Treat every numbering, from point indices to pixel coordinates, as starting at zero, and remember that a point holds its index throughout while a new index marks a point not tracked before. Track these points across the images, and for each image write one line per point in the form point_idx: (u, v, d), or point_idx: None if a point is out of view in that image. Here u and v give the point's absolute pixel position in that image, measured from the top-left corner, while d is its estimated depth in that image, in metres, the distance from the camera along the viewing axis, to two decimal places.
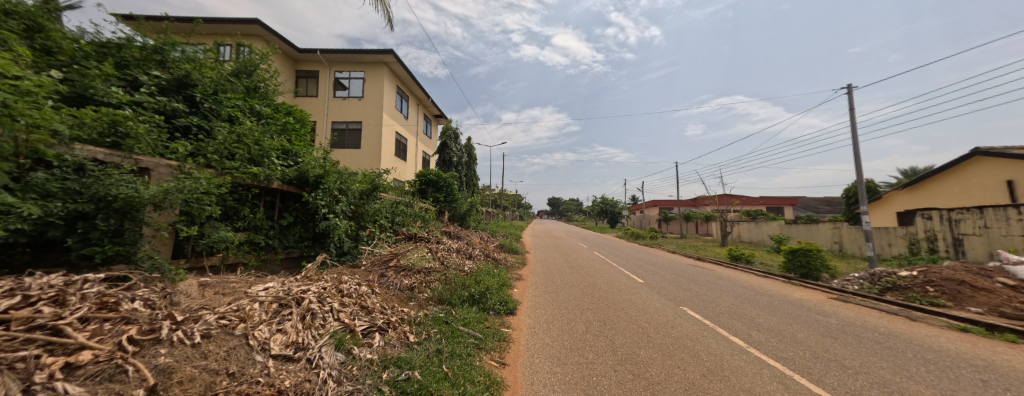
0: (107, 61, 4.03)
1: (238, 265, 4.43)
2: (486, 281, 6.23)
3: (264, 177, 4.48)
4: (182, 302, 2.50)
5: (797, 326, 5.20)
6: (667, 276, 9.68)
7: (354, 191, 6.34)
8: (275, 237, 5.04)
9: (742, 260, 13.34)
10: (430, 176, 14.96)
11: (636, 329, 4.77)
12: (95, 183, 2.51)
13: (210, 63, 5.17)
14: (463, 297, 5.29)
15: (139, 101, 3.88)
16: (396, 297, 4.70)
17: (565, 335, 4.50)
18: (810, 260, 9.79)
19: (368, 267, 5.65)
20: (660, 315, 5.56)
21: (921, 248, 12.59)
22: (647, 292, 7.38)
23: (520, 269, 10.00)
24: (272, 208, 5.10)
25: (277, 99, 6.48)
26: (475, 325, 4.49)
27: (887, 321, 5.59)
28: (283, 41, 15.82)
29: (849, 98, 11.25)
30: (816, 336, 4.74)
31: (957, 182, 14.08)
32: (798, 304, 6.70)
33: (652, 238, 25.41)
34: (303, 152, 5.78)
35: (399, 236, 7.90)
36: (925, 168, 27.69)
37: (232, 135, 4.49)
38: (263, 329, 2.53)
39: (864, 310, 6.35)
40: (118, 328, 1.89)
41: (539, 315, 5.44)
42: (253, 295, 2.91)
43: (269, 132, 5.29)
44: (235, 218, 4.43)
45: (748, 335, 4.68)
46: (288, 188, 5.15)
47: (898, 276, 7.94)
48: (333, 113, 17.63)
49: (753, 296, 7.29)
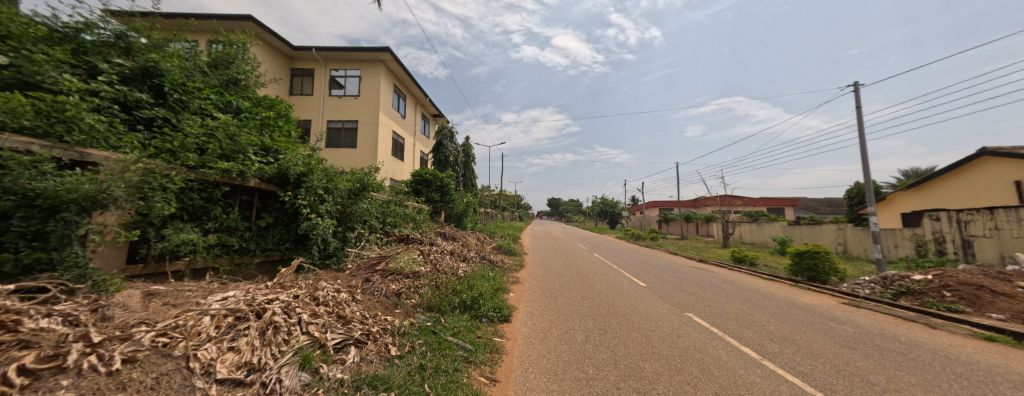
0: (61, 47, 3.66)
1: (207, 271, 4.06)
2: (480, 285, 5.87)
3: (236, 174, 4.17)
4: (114, 318, 2.17)
5: (811, 335, 4.85)
6: (670, 279, 9.32)
7: (339, 190, 6.00)
8: (252, 239, 4.70)
9: (746, 262, 12.99)
10: (425, 176, 14.58)
11: (639, 339, 4.42)
12: (12, 178, 2.16)
13: (182, 52, 4.84)
14: (454, 304, 4.94)
15: (95, 89, 3.54)
16: (379, 305, 4.34)
17: (562, 345, 4.15)
18: (817, 262, 9.47)
19: (353, 272, 5.28)
20: (664, 322, 5.22)
21: (929, 250, 12.28)
22: (650, 297, 7.03)
23: (517, 272, 9.67)
24: (249, 208, 4.78)
25: (258, 93, 6.14)
26: (465, 335, 4.12)
27: (906, 329, 5.25)
28: (275, 38, 15.43)
29: (857, 96, 10.93)
30: (832, 347, 4.38)
31: (963, 182, 13.73)
32: (809, 310, 6.34)
33: (653, 238, 25.05)
34: (285, 148, 5.43)
35: (390, 238, 7.54)
36: (927, 168, 27.37)
37: (202, 127, 4.16)
38: (211, 348, 2.18)
39: (879, 316, 6.00)
40: (10, 354, 1.56)
41: (535, 322, 5.09)
42: (204, 307, 2.54)
43: (246, 127, 4.95)
44: (205, 219, 4.09)
45: (759, 345, 4.32)
46: (266, 186, 4.79)
47: (912, 280, 7.56)
48: (328, 111, 17.27)
49: (760, 300, 6.95)
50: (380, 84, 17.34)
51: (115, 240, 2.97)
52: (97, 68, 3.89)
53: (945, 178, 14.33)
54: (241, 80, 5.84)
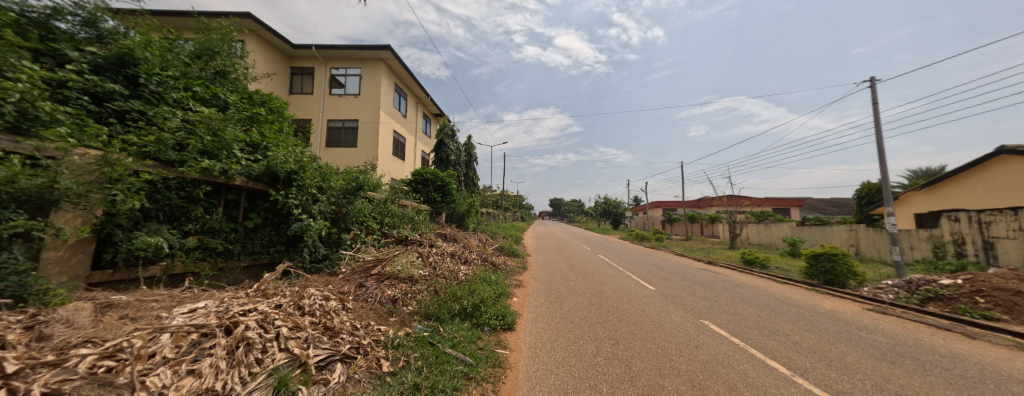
0: (23, 30, 3.32)
1: (186, 276, 3.73)
2: (482, 291, 5.51)
3: (219, 172, 3.86)
4: (52, 338, 1.82)
5: (842, 346, 4.47)
6: (679, 282, 8.94)
7: (333, 190, 5.69)
8: (237, 242, 4.38)
9: (756, 264, 12.53)
10: (426, 175, 14.24)
11: (654, 350, 4.08)
12: None
13: (162, 42, 4.51)
14: (453, 311, 4.61)
15: (62, 79, 3.22)
16: (372, 313, 4.00)
17: (571, 358, 3.81)
18: (835, 266, 9.04)
19: (346, 277, 4.96)
20: (681, 331, 4.84)
21: (947, 252, 11.79)
22: (661, 302, 6.68)
23: (520, 274, 9.36)
24: (236, 208, 4.48)
25: (248, 87, 5.82)
26: (465, 347, 3.77)
27: (944, 340, 4.84)
28: (275, 36, 15.22)
29: (873, 92, 10.51)
30: (868, 361, 4.00)
31: (981, 181, 13.21)
32: (833, 317, 5.94)
33: (656, 239, 24.59)
34: (275, 145, 5.11)
35: (388, 239, 7.23)
36: (939, 168, 26.75)
37: (181, 122, 3.84)
38: (166, 373, 1.83)
39: (910, 324, 5.59)
40: None
41: (541, 331, 4.74)
42: (165, 321, 2.19)
43: (231, 122, 4.63)
44: (185, 220, 3.77)
45: (788, 359, 3.95)
46: (254, 185, 4.47)
47: (939, 284, 7.12)
48: (328, 110, 17.01)
49: (779, 306, 6.57)
50: (381, 83, 17.05)
51: (67, 242, 2.65)
52: (66, 56, 3.56)
53: (963, 177, 13.73)
54: (230, 74, 5.54)
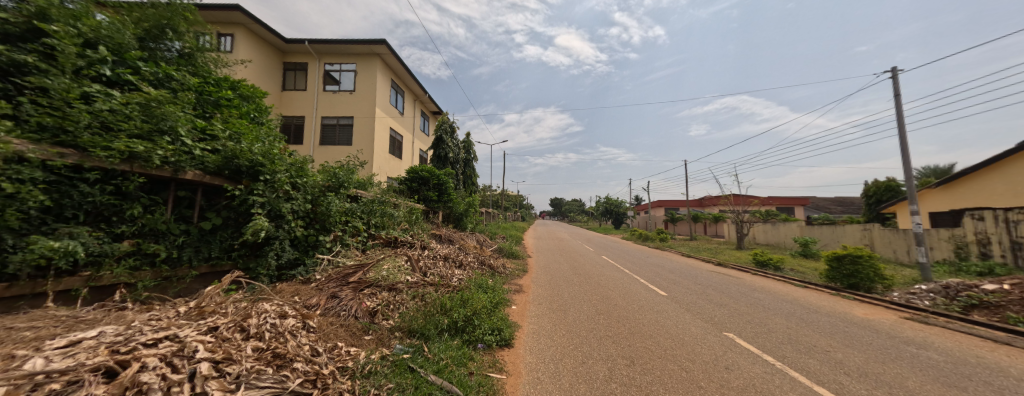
0: None
1: (116, 287, 3.09)
2: (475, 299, 4.88)
3: (158, 162, 3.25)
4: None
5: (895, 366, 3.81)
6: (691, 287, 8.26)
7: (310, 187, 5.10)
8: (190, 246, 3.76)
9: (769, 266, 11.88)
10: (421, 173, 13.59)
11: (677, 374, 3.45)
12: None
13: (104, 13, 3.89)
14: (441, 326, 3.98)
15: None
16: (342, 332, 3.35)
17: (581, 385, 3.16)
18: (859, 268, 8.33)
19: (319, 285, 4.36)
20: (704, 348, 4.20)
21: (970, 253, 11.09)
22: (677, 310, 6.01)
23: (520, 278, 8.74)
24: (190, 207, 3.88)
25: (209, 72, 5.17)
26: (452, 372, 3.11)
27: (1009, 357, 4.16)
28: (266, 31, 14.62)
29: (897, 83, 9.85)
30: (935, 386, 3.33)
31: (1001, 178, 12.52)
32: (872, 328, 5.27)
33: (661, 238, 23.74)
34: (238, 135, 4.48)
35: (375, 241, 6.60)
36: (948, 166, 26.12)
37: (114, 103, 3.21)
38: None
39: (959, 337, 4.93)
40: None
41: (544, 348, 4.11)
42: (9, 366, 1.55)
43: (183, 105, 4.00)
44: (116, 222, 3.14)
45: (838, 385, 3.30)
46: (211, 180, 3.88)
47: (983, 290, 6.41)
48: (321, 106, 16.40)
49: (807, 315, 5.92)
50: (377, 79, 16.40)
51: None
52: None
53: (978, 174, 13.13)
54: (187, 58, 4.90)
